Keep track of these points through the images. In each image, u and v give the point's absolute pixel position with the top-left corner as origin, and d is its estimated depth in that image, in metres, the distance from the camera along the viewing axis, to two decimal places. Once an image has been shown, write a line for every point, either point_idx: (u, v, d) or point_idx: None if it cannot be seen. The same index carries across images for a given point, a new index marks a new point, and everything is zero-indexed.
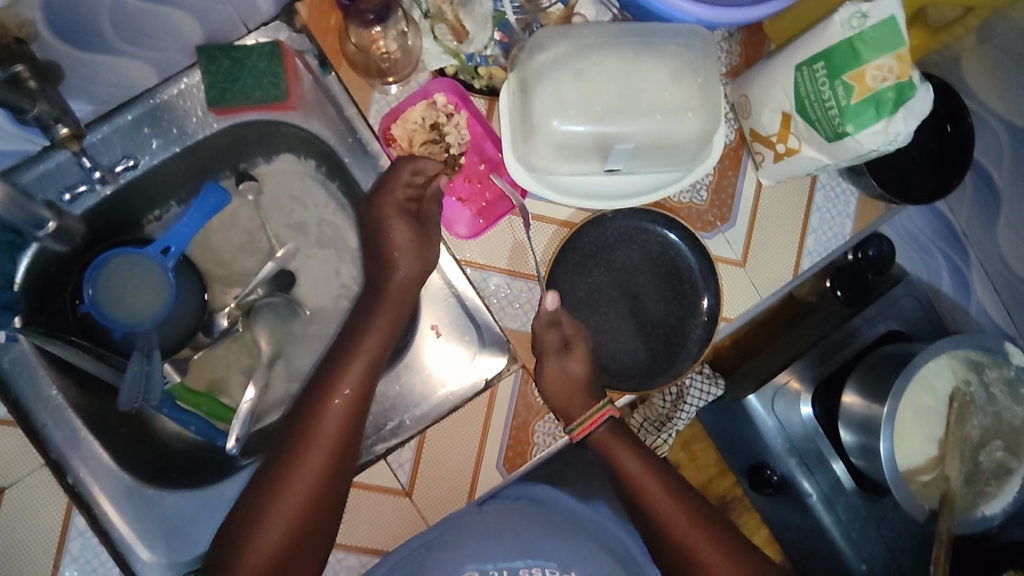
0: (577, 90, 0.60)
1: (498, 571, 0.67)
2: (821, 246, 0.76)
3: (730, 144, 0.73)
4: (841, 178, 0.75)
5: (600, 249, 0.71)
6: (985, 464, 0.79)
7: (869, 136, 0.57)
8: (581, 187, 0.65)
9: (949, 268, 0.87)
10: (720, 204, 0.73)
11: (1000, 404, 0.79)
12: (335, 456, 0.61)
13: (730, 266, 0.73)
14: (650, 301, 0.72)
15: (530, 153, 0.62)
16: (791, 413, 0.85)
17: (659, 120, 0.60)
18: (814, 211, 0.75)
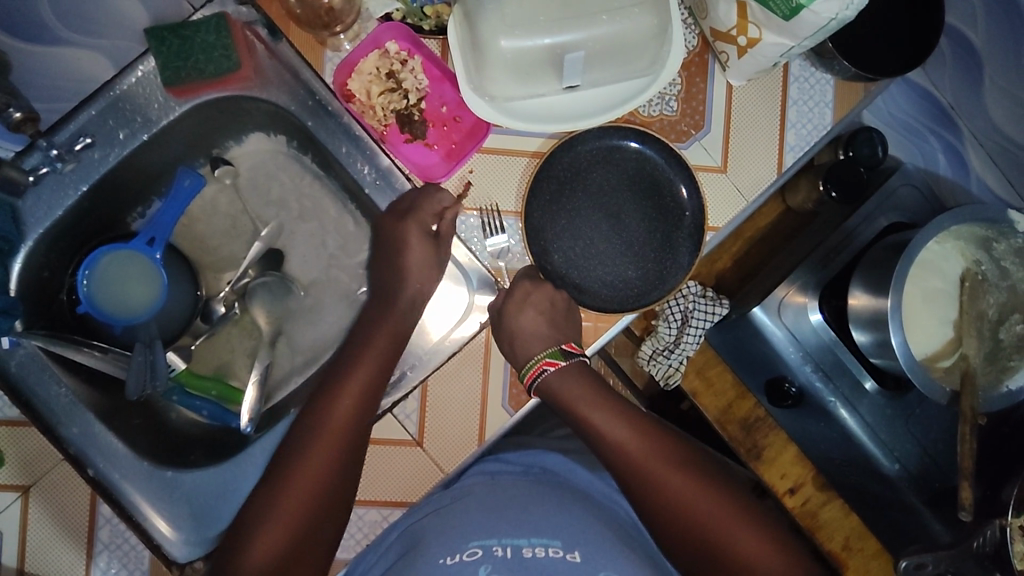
0: (520, 7, 0.59)
1: (500, 546, 0.57)
2: (802, 140, 0.74)
3: (693, 51, 0.72)
4: (812, 67, 0.73)
5: (575, 175, 0.70)
6: (1006, 340, 0.76)
7: (824, 4, 0.56)
8: (546, 112, 0.64)
9: (943, 148, 0.84)
10: (691, 112, 0.72)
11: (1014, 277, 0.76)
12: (348, 444, 0.61)
13: (711, 173, 0.72)
14: (632, 220, 0.71)
15: (486, 84, 0.62)
16: (801, 322, 0.84)
17: (605, 21, 0.60)
18: (790, 105, 0.73)
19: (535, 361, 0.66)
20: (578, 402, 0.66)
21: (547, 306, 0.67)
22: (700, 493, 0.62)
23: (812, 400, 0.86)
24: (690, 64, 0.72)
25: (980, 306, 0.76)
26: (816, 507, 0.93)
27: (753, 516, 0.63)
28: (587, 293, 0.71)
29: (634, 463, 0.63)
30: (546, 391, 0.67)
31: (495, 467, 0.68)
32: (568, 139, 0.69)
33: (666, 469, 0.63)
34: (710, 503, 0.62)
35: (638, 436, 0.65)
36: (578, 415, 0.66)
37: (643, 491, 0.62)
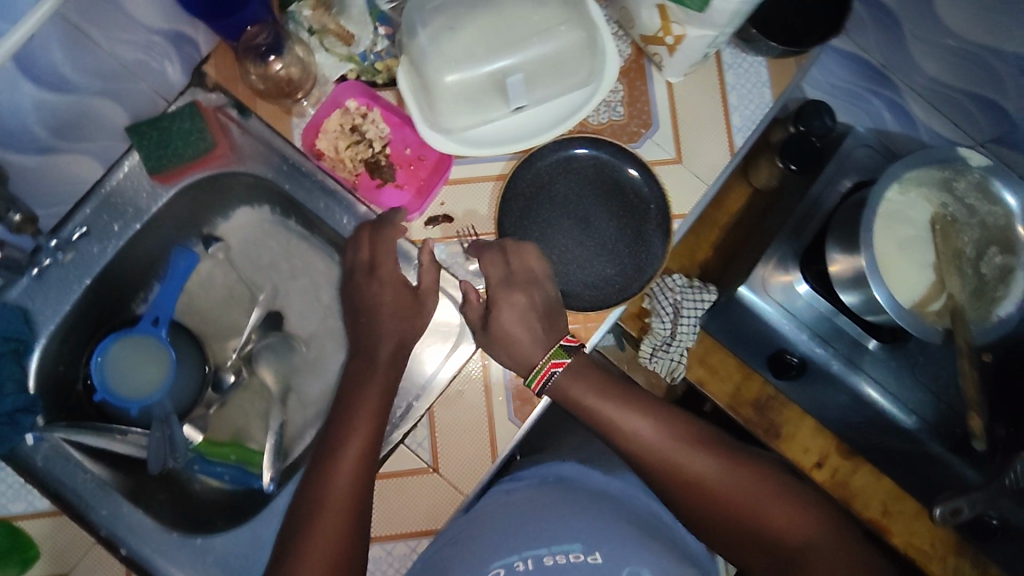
0: (458, 45, 0.65)
1: (521, 560, 0.57)
2: (748, 120, 0.78)
3: (629, 58, 0.77)
4: (744, 53, 0.78)
5: (541, 188, 0.74)
6: (987, 273, 0.77)
7: None
8: (503, 135, 0.68)
9: (887, 106, 0.88)
10: (638, 113, 0.77)
11: (982, 211, 0.78)
12: (358, 482, 0.62)
13: (668, 165, 0.76)
14: (601, 222, 0.75)
15: (443, 122, 0.67)
16: (789, 295, 0.85)
17: (537, 42, 0.65)
18: (729, 90, 0.78)
19: (542, 365, 0.67)
20: (584, 396, 0.66)
21: (534, 309, 0.68)
22: (730, 477, 0.62)
23: (814, 367, 0.87)
24: (628, 70, 0.77)
25: (956, 245, 0.78)
26: (846, 476, 0.93)
27: (771, 479, 0.63)
28: (572, 296, 0.73)
29: (657, 455, 0.64)
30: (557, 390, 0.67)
31: (510, 484, 0.70)
32: (527, 158, 0.73)
33: (691, 456, 0.63)
34: (727, 476, 0.62)
35: (660, 430, 0.64)
36: (595, 413, 0.66)
37: (662, 471, 0.63)
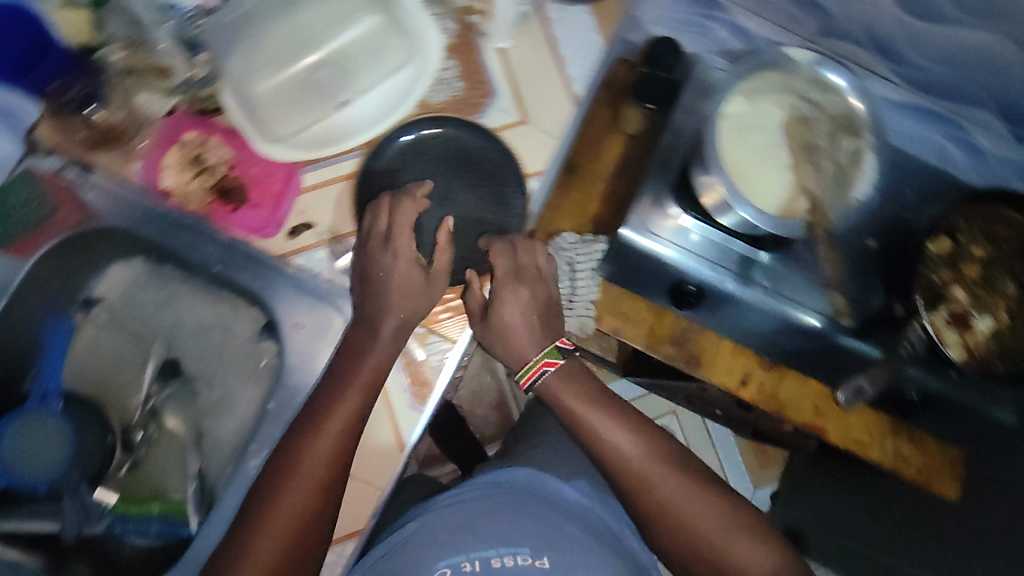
0: (275, 70, 0.71)
1: (471, 561, 0.69)
2: (584, 69, 0.78)
3: (453, 31, 0.76)
4: (568, 6, 0.78)
5: (395, 176, 0.74)
6: (840, 158, 0.78)
7: None
8: (359, 117, 0.69)
9: (724, 27, 0.91)
10: (475, 84, 0.76)
11: (818, 103, 0.80)
12: (325, 483, 0.63)
13: (514, 128, 0.76)
14: (461, 196, 0.75)
15: (296, 133, 0.69)
16: (669, 229, 0.88)
17: (339, 30, 0.71)
18: (561, 44, 0.78)
19: (534, 363, 0.71)
20: (574, 404, 0.71)
21: (531, 304, 0.72)
22: (695, 505, 0.67)
23: (713, 292, 0.90)
24: (456, 45, 0.76)
25: (811, 142, 0.80)
26: (774, 386, 0.95)
27: (729, 499, 0.68)
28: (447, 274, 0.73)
29: (632, 470, 0.68)
30: (546, 388, 0.72)
31: (462, 487, 0.76)
32: (376, 150, 0.73)
33: (664, 477, 0.68)
34: (702, 515, 0.66)
35: (637, 441, 0.69)
36: (571, 414, 0.71)
37: (631, 490, 0.68)
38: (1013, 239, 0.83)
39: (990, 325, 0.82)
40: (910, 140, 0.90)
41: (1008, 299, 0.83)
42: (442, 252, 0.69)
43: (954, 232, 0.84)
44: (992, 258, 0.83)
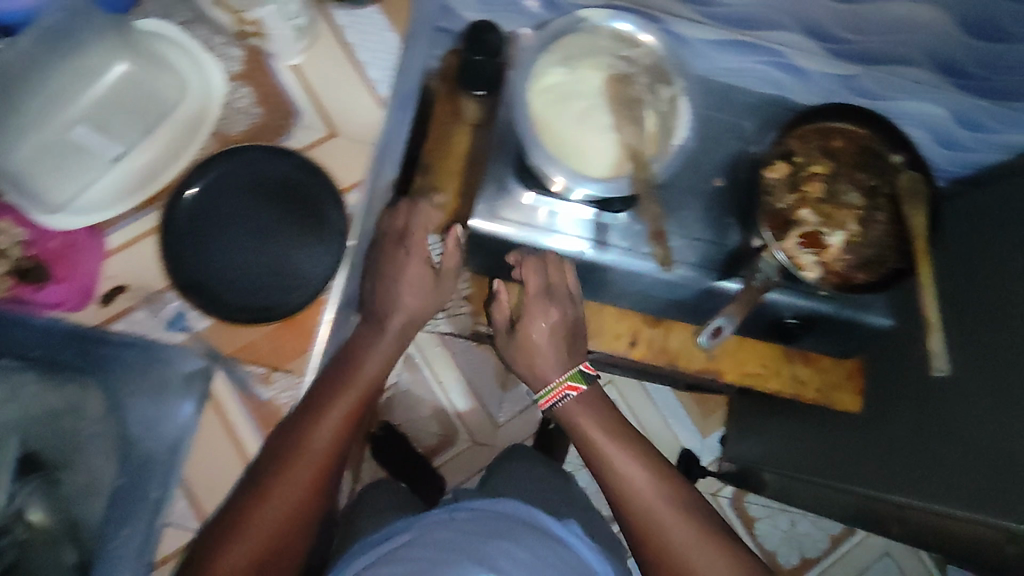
0: (43, 143, 0.64)
1: None
2: (385, 69, 0.73)
3: (243, 60, 0.71)
4: (355, 10, 0.73)
5: (203, 220, 0.68)
6: (655, 112, 0.78)
7: None
8: (138, 173, 0.66)
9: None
10: (275, 107, 0.72)
11: (629, 61, 0.80)
12: (325, 470, 0.67)
13: (324, 143, 0.71)
14: (276, 226, 0.69)
15: (63, 199, 0.64)
16: (519, 211, 0.86)
17: (103, 80, 0.66)
18: (357, 48, 0.73)
19: (558, 386, 0.87)
20: (590, 428, 0.87)
21: (558, 324, 0.86)
22: (700, 550, 0.80)
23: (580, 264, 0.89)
24: (247, 70, 0.71)
25: (633, 96, 0.79)
26: (662, 340, 0.97)
27: (711, 525, 0.83)
28: (277, 304, 0.68)
29: (641, 503, 0.84)
30: (565, 407, 0.88)
31: (441, 513, 0.72)
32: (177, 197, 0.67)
33: (674, 524, 0.82)
34: (686, 534, 0.81)
35: (650, 480, 0.85)
36: (590, 441, 0.87)
37: (636, 513, 0.84)
38: (846, 151, 0.85)
39: (842, 238, 0.83)
40: (740, 73, 0.90)
41: (852, 207, 0.84)
42: (451, 255, 0.78)
43: (791, 155, 0.84)
44: (832, 171, 0.84)
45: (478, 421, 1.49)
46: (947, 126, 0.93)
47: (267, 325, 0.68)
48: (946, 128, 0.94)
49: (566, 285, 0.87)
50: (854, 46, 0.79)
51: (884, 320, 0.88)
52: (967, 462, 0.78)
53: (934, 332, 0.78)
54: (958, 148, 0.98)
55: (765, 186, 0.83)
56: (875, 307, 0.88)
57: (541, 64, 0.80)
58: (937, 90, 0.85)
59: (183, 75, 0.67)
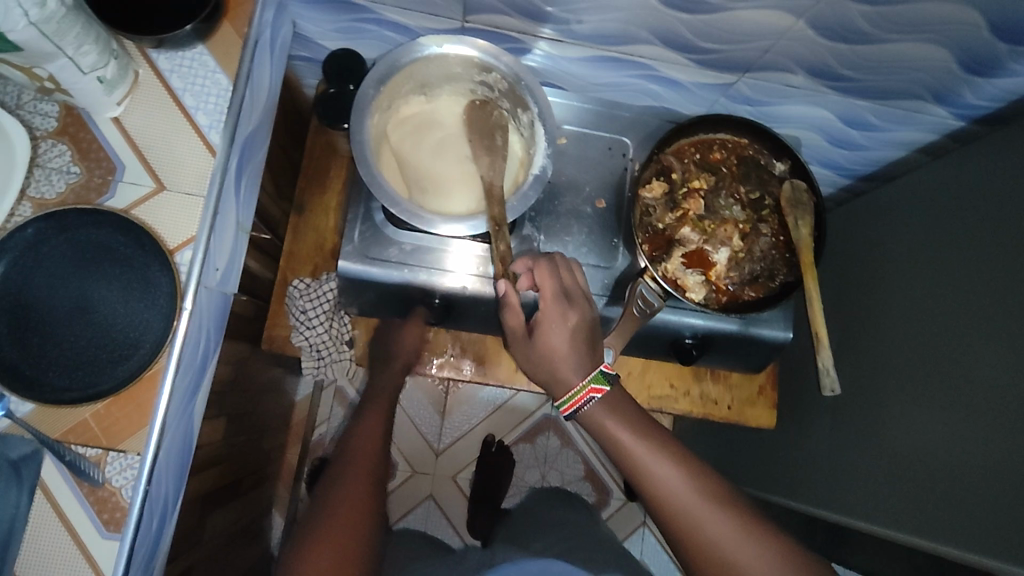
0: None
1: None
2: (216, 114, 0.68)
3: (61, 115, 0.66)
4: (178, 53, 0.68)
5: (18, 298, 0.62)
6: (513, 143, 0.76)
7: (12, 22, 0.51)
8: None
9: (384, 29, 0.79)
10: (95, 163, 0.66)
11: (484, 91, 0.76)
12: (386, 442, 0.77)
13: (151, 198, 0.66)
14: (101, 294, 0.64)
15: None
16: (388, 249, 0.80)
17: None
18: (182, 93, 0.68)
19: (580, 390, 0.67)
20: (616, 434, 0.66)
21: (583, 327, 0.69)
22: (750, 549, 0.59)
23: (461, 302, 0.83)
24: (63, 127, 0.66)
25: (494, 121, 0.76)
26: None
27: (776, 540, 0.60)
28: (103, 379, 0.63)
29: (681, 510, 0.62)
30: (591, 414, 0.67)
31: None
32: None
33: (709, 520, 0.60)
34: (751, 553, 0.59)
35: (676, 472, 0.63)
36: (620, 449, 0.66)
37: (674, 527, 0.62)
38: (726, 164, 0.82)
39: (727, 254, 0.81)
40: (613, 86, 0.86)
41: (735, 221, 0.82)
42: (514, 312, 0.68)
43: (668, 173, 0.82)
44: (712, 186, 0.82)
45: (419, 450, 1.40)
46: (838, 128, 0.90)
47: (96, 403, 0.63)
48: (838, 130, 0.90)
49: (583, 287, 0.71)
50: (718, 55, 0.75)
51: (783, 334, 0.85)
52: (959, 443, 0.70)
53: (823, 349, 0.75)
54: (853, 148, 0.94)
55: (643, 207, 0.81)
56: (771, 321, 0.85)
57: (393, 97, 0.74)
58: (817, 95, 0.82)
59: None
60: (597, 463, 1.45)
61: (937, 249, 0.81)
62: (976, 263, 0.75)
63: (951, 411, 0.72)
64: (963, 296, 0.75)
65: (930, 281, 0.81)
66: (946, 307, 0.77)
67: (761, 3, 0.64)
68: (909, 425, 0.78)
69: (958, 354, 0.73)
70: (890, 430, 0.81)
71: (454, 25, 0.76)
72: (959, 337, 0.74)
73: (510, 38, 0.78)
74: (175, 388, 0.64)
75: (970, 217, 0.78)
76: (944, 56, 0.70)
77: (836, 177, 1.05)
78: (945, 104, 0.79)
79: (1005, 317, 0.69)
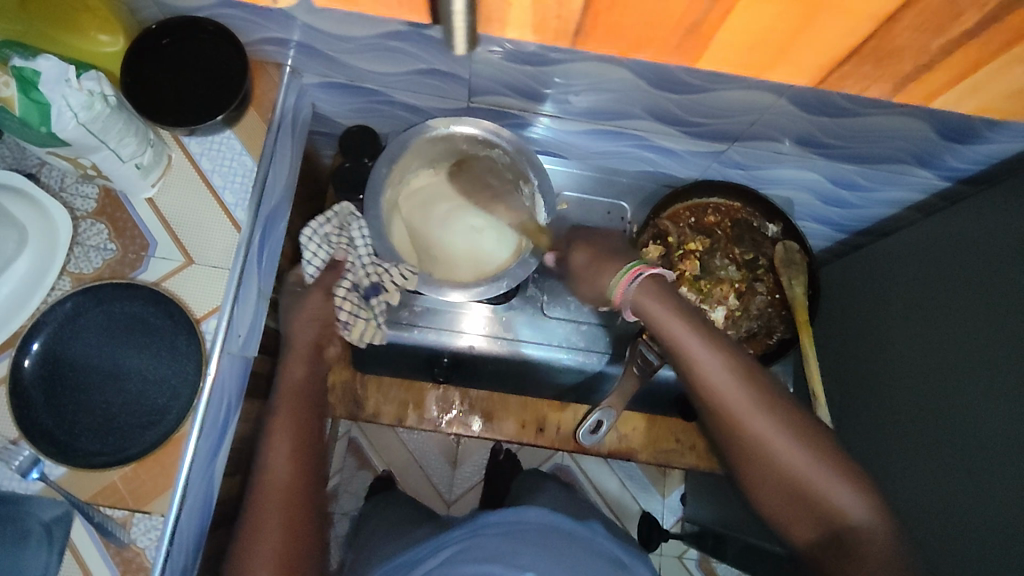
0: None
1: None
2: (242, 193, 0.74)
3: (100, 196, 0.72)
4: (208, 138, 0.75)
5: (56, 367, 0.67)
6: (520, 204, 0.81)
7: (62, 124, 0.58)
8: None
9: (396, 109, 0.85)
10: (130, 240, 0.72)
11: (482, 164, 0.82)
12: (302, 478, 0.64)
13: (180, 272, 0.71)
14: (131, 362, 0.68)
15: None
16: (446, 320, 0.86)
17: None
18: (211, 174, 0.74)
19: (620, 273, 0.66)
20: (663, 324, 0.64)
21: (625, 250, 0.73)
22: (789, 446, 0.61)
23: (469, 360, 0.88)
24: (102, 208, 0.72)
25: (495, 190, 0.81)
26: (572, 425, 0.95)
27: (805, 429, 0.62)
28: (130, 444, 0.67)
29: (722, 402, 0.63)
30: (630, 302, 0.66)
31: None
32: (19, 358, 0.66)
33: (758, 415, 0.62)
34: (780, 444, 0.61)
35: (728, 373, 0.62)
36: (670, 335, 0.64)
37: (717, 414, 0.64)
38: (721, 226, 0.87)
39: (724, 312, 0.84)
40: (610, 155, 0.91)
41: (731, 281, 0.85)
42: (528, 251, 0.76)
43: (665, 236, 0.85)
44: (707, 248, 0.86)
45: (430, 499, 1.41)
46: (828, 189, 0.94)
47: (123, 467, 0.66)
48: (829, 191, 0.94)
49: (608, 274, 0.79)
50: (707, 127, 0.80)
51: None
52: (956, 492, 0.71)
53: (820, 406, 0.77)
54: (845, 206, 0.98)
55: None
56: (771, 375, 0.87)
57: (402, 173, 0.79)
58: (805, 160, 0.86)
59: (37, 223, 0.69)
60: (611, 514, 1.44)
61: (930, 302, 0.83)
62: (964, 315, 0.77)
63: (952, 463, 0.73)
64: (958, 348, 0.77)
65: (923, 335, 0.83)
66: (941, 360, 0.79)
67: (742, 83, 0.69)
68: (913, 476, 0.78)
69: (957, 407, 0.74)
70: (895, 481, 0.81)
71: (460, 106, 0.82)
72: (956, 390, 0.75)
73: (513, 115, 0.84)
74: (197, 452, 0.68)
75: (961, 271, 0.80)
76: (921, 125, 0.74)
77: (833, 233, 1.08)
78: (929, 166, 0.83)
79: (994, 371, 0.70)
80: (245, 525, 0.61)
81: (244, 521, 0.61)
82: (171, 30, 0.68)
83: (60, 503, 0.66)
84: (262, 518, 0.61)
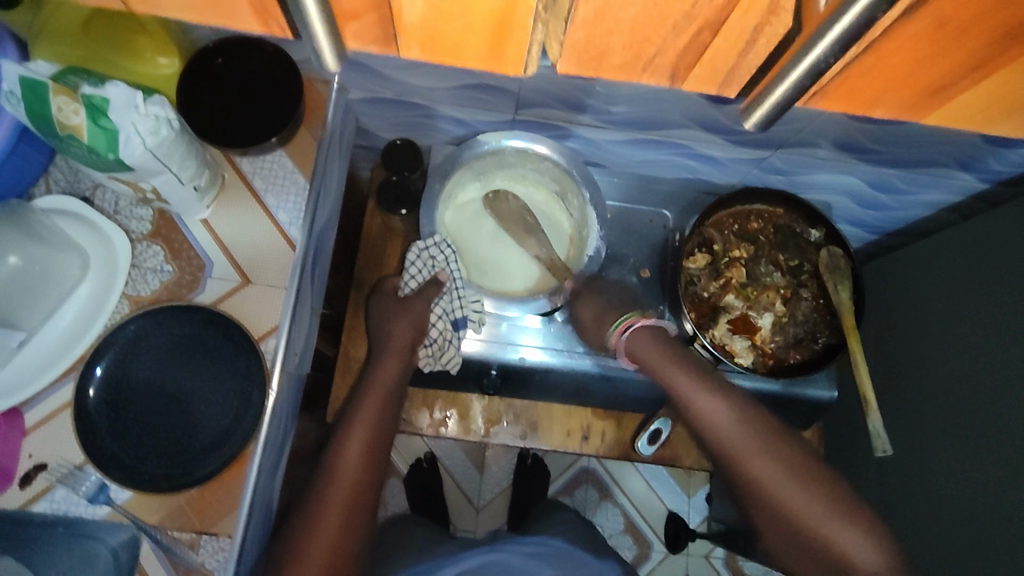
0: None
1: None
2: (294, 212, 0.74)
3: (154, 218, 0.72)
4: (260, 157, 0.74)
5: (119, 391, 0.67)
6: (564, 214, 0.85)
7: (128, 148, 0.58)
8: (55, 350, 0.67)
9: (438, 121, 0.85)
10: (187, 262, 0.72)
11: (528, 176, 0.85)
12: (366, 477, 0.74)
13: (237, 292, 0.71)
14: (193, 385, 0.68)
15: None
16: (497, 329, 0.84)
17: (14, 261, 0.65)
18: (264, 193, 0.74)
19: (623, 318, 0.79)
20: (661, 366, 0.76)
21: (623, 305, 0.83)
22: (791, 490, 0.70)
23: (518, 371, 0.86)
24: (157, 230, 0.72)
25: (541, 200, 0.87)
26: (615, 432, 0.95)
27: (808, 471, 0.71)
28: (195, 467, 0.67)
29: (727, 443, 0.72)
30: (626, 344, 0.79)
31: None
32: (84, 386, 0.66)
33: (759, 460, 0.71)
34: (789, 488, 0.70)
35: (737, 425, 0.72)
36: (670, 381, 0.75)
37: (728, 457, 0.73)
38: (764, 232, 0.87)
39: (771, 319, 0.85)
40: (652, 163, 0.91)
41: (776, 287, 0.86)
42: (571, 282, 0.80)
43: (710, 244, 0.86)
44: (752, 255, 0.86)
45: (458, 504, 1.41)
46: (866, 192, 0.94)
47: (187, 491, 0.66)
48: (866, 194, 0.95)
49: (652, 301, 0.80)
50: (752, 135, 0.80)
51: (829, 393, 0.88)
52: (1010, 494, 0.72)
53: (871, 411, 0.78)
54: (880, 208, 0.99)
55: (688, 277, 0.85)
56: (816, 380, 0.88)
57: (452, 188, 0.83)
58: (844, 165, 0.87)
59: (96, 249, 0.70)
60: (638, 515, 1.45)
61: (971, 302, 0.84)
62: (1009, 318, 0.77)
63: (1005, 470, 0.73)
64: (1007, 355, 0.76)
65: (967, 337, 0.83)
66: (988, 363, 0.79)
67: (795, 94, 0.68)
68: (961, 477, 0.79)
69: (1006, 411, 0.74)
70: (941, 483, 0.82)
71: (506, 119, 0.82)
72: (1006, 396, 0.75)
73: (558, 127, 0.83)
74: (261, 471, 0.67)
75: (1003, 274, 0.80)
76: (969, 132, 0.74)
77: (865, 233, 1.09)
78: (971, 170, 0.83)
79: None
80: (309, 511, 0.70)
81: (309, 509, 0.71)
82: (227, 49, 0.68)
83: (126, 527, 0.66)
84: (326, 512, 0.70)
